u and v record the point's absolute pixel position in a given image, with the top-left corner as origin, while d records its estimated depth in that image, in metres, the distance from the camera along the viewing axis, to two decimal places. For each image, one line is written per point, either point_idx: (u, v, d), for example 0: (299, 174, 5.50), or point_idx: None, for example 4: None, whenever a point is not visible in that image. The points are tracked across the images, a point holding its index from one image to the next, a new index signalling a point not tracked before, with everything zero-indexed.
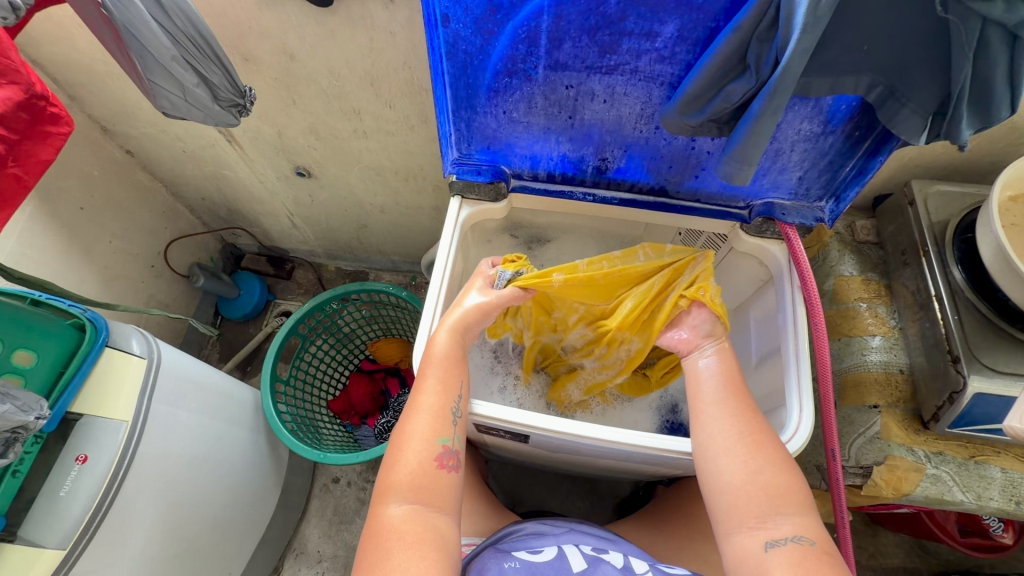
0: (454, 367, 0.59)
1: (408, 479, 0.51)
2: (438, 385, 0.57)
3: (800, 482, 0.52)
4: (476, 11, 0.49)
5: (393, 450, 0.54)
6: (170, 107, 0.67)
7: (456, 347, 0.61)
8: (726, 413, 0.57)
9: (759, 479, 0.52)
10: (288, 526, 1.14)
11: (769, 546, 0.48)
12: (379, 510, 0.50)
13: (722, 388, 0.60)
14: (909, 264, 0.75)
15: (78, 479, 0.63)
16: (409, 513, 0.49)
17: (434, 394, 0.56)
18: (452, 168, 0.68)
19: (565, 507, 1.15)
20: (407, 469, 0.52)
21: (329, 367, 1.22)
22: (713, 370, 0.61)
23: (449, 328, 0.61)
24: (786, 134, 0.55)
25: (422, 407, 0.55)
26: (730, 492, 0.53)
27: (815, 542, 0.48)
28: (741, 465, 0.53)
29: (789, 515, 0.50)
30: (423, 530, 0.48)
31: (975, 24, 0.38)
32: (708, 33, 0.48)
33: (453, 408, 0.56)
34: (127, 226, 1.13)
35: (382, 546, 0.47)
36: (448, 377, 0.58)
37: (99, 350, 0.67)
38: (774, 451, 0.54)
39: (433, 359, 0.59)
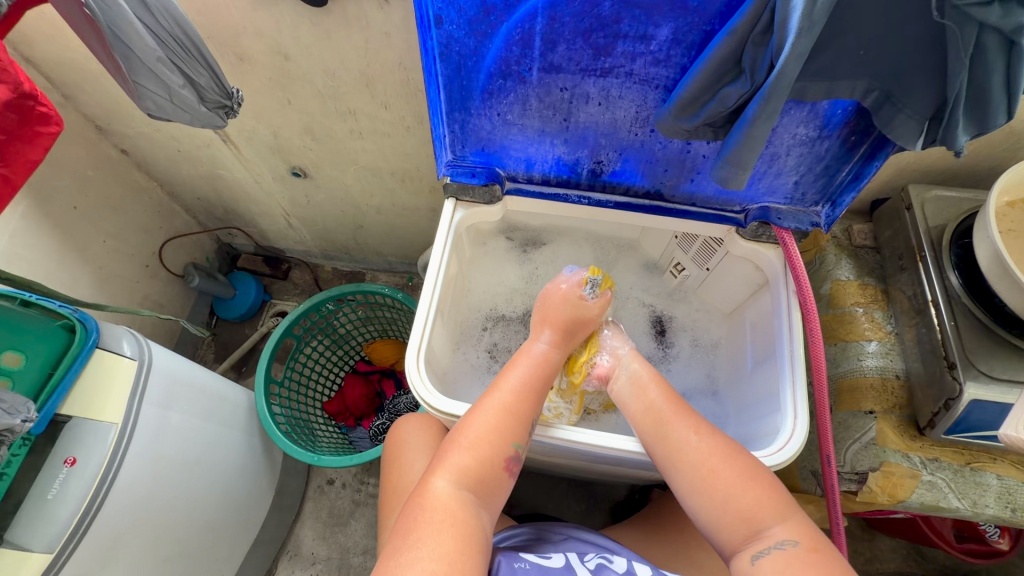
0: (546, 373, 0.62)
1: (466, 466, 0.54)
2: (523, 381, 0.60)
3: (772, 488, 0.53)
4: (469, 12, 0.49)
5: (457, 432, 0.57)
6: (155, 107, 0.67)
7: (554, 356, 0.64)
8: (677, 436, 0.58)
9: (731, 502, 0.53)
10: (282, 528, 1.13)
11: (754, 559, 0.50)
12: (428, 483, 0.53)
13: (670, 408, 0.60)
14: (906, 269, 0.75)
15: (66, 481, 0.62)
16: (458, 497, 0.52)
17: (516, 382, 0.60)
18: (446, 170, 0.68)
19: (560, 511, 1.14)
20: (464, 452, 0.55)
21: (324, 368, 1.22)
22: (661, 397, 0.61)
23: (550, 337, 0.65)
24: (781, 139, 0.54)
25: (501, 391, 0.59)
26: (710, 519, 0.54)
27: (799, 542, 0.49)
28: (709, 493, 0.54)
29: (773, 525, 0.51)
30: (467, 519, 0.51)
31: (972, 28, 0.37)
32: (704, 36, 0.47)
33: (533, 416, 0.58)
34: (122, 226, 1.12)
35: (422, 519, 0.50)
36: (533, 381, 0.61)
37: (89, 352, 0.66)
38: (737, 463, 0.54)
39: (526, 355, 0.64)
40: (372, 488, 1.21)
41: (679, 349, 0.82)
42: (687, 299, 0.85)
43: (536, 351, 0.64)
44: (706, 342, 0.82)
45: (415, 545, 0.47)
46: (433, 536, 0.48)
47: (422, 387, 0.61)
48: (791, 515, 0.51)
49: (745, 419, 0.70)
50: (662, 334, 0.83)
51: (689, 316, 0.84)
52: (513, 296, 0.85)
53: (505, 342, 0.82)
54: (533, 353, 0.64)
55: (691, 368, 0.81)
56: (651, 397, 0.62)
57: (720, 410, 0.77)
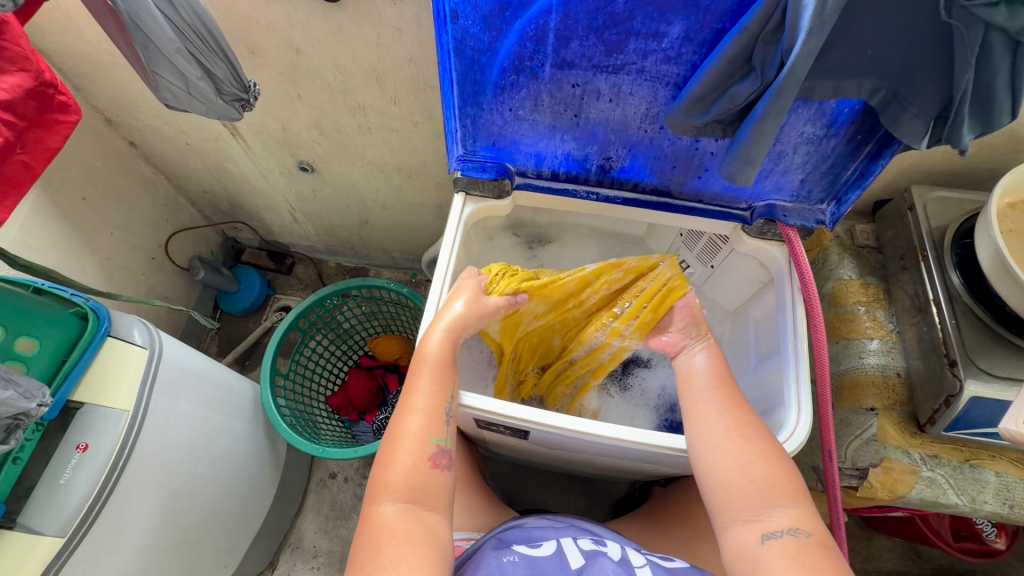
0: (447, 367, 0.60)
1: (403, 479, 0.52)
2: (434, 387, 0.58)
3: (791, 471, 0.54)
4: (485, 8, 0.50)
5: (386, 449, 0.55)
6: (172, 98, 0.68)
7: (450, 348, 0.61)
8: (715, 408, 0.58)
9: (751, 471, 0.53)
10: (284, 520, 1.14)
11: (764, 538, 0.50)
12: (373, 507, 0.51)
13: (713, 382, 0.61)
14: (908, 269, 0.76)
15: (77, 467, 0.63)
16: (404, 514, 0.50)
17: (426, 393, 0.58)
18: (457, 164, 0.69)
19: (561, 506, 1.15)
20: (399, 465, 0.53)
21: (329, 362, 1.23)
22: (706, 366, 0.63)
23: (443, 329, 0.61)
24: (788, 136, 0.55)
25: (416, 407, 0.57)
26: (727, 484, 0.54)
27: (809, 533, 0.49)
28: (734, 456, 0.55)
29: (780, 506, 0.51)
30: (416, 530, 0.49)
31: (978, 29, 0.38)
32: (714, 35, 0.48)
33: (445, 409, 0.57)
34: (129, 217, 1.13)
35: (376, 544, 0.48)
36: (440, 378, 0.59)
37: (101, 340, 0.67)
38: (765, 441, 0.55)
39: (424, 359, 0.60)
40: None
41: None
42: None
43: (430, 350, 0.60)
44: None
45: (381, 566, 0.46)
46: (386, 556, 0.46)
47: None
48: (804, 502, 0.51)
49: None
50: None
51: None
52: None
53: None
54: (427, 354, 0.60)
55: None
56: (697, 369, 0.63)
57: None
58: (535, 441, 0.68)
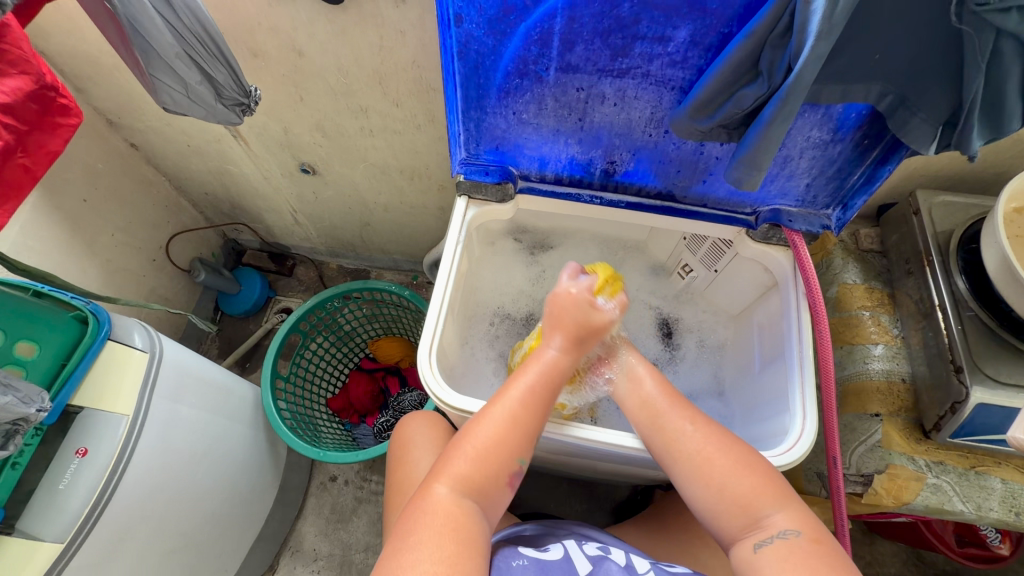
0: (556, 383, 0.59)
1: (467, 473, 0.53)
2: (532, 390, 0.57)
3: (768, 477, 0.53)
4: (490, 12, 0.49)
5: (460, 437, 0.56)
6: (172, 102, 0.68)
7: (566, 365, 0.60)
8: (672, 430, 0.58)
9: (729, 489, 0.53)
10: (284, 523, 1.13)
11: (757, 548, 0.51)
12: (431, 486, 0.53)
13: (667, 404, 0.60)
14: (913, 273, 0.75)
15: (77, 472, 0.63)
16: (458, 505, 0.52)
17: (520, 396, 0.57)
18: (460, 167, 0.68)
19: (562, 510, 1.15)
20: (466, 460, 0.54)
21: (330, 365, 1.22)
22: (656, 391, 0.61)
23: (563, 345, 0.60)
24: (794, 141, 0.55)
25: (505, 407, 0.56)
26: (713, 508, 0.54)
27: (801, 532, 0.50)
28: (705, 480, 0.55)
29: (772, 512, 0.51)
30: (468, 529, 0.51)
31: (989, 34, 0.38)
32: (721, 39, 0.48)
33: (537, 426, 0.56)
34: (130, 219, 1.12)
35: (423, 525, 0.50)
36: (542, 390, 0.58)
37: (101, 343, 0.67)
38: (733, 452, 0.55)
39: (540, 361, 0.59)
40: (374, 485, 1.21)
41: (685, 350, 0.84)
42: (694, 301, 0.86)
43: (546, 358, 0.60)
44: (712, 343, 0.83)
45: (414, 549, 0.47)
46: (432, 540, 0.48)
47: (433, 382, 0.61)
48: (789, 503, 0.52)
49: (752, 419, 0.71)
50: (669, 336, 0.84)
51: (696, 318, 0.85)
52: (520, 296, 0.86)
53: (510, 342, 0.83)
54: (545, 359, 0.59)
55: (697, 369, 0.82)
56: (650, 391, 0.62)
57: (725, 410, 0.78)
58: (539, 446, 0.67)
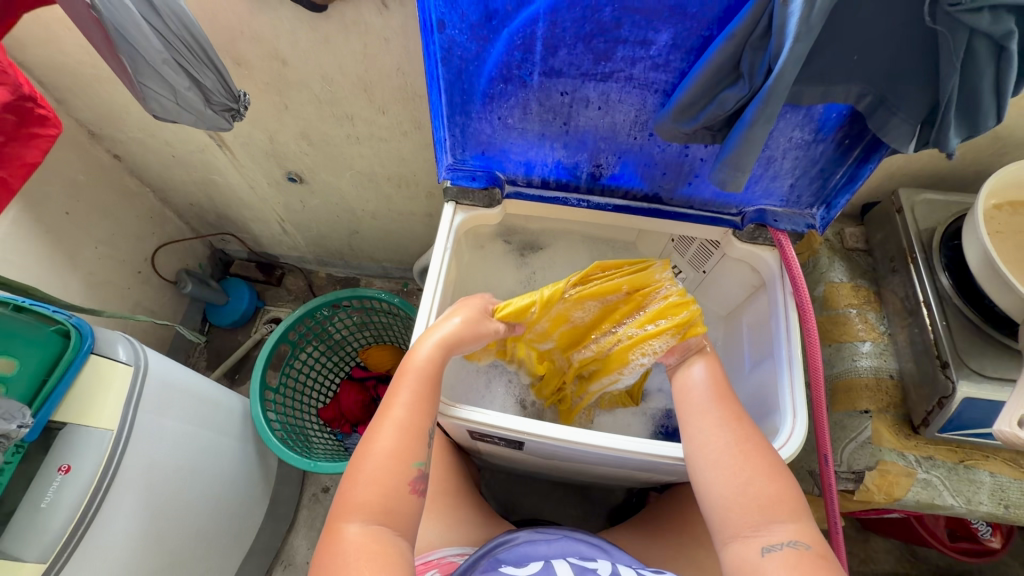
0: (433, 382, 0.58)
1: (373, 499, 0.51)
2: (414, 400, 0.56)
3: (791, 486, 0.53)
4: (472, 17, 0.49)
5: (356, 463, 0.53)
6: (160, 110, 0.67)
7: (439, 364, 0.59)
8: (714, 421, 0.58)
9: (753, 488, 0.53)
10: (276, 537, 1.11)
11: (765, 552, 0.50)
12: (338, 527, 0.50)
13: (712, 396, 0.60)
14: (898, 271, 0.76)
15: (60, 489, 0.61)
16: (371, 535, 0.49)
17: (405, 407, 0.56)
18: (446, 173, 0.68)
19: (557, 516, 1.14)
20: (368, 488, 0.51)
21: (320, 374, 1.21)
22: (705, 380, 0.62)
23: (433, 340, 0.60)
24: (777, 142, 0.55)
25: (395, 421, 0.55)
26: (726, 497, 0.53)
27: (810, 545, 0.49)
28: (734, 472, 0.54)
29: (784, 521, 0.51)
30: (384, 552, 0.48)
31: (962, 34, 0.38)
32: (702, 42, 0.48)
33: (427, 426, 0.56)
34: (114, 231, 1.11)
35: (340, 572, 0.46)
36: (425, 394, 0.57)
37: (83, 357, 0.66)
38: (767, 456, 0.55)
39: (410, 369, 0.58)
40: None
41: None
42: None
43: (418, 362, 0.58)
44: None
45: None
46: None
47: None
48: (804, 517, 0.51)
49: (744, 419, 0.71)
50: None
51: None
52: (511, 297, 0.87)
53: None
54: (416, 364, 0.58)
55: None
56: (696, 384, 0.62)
57: None
58: (532, 451, 0.67)
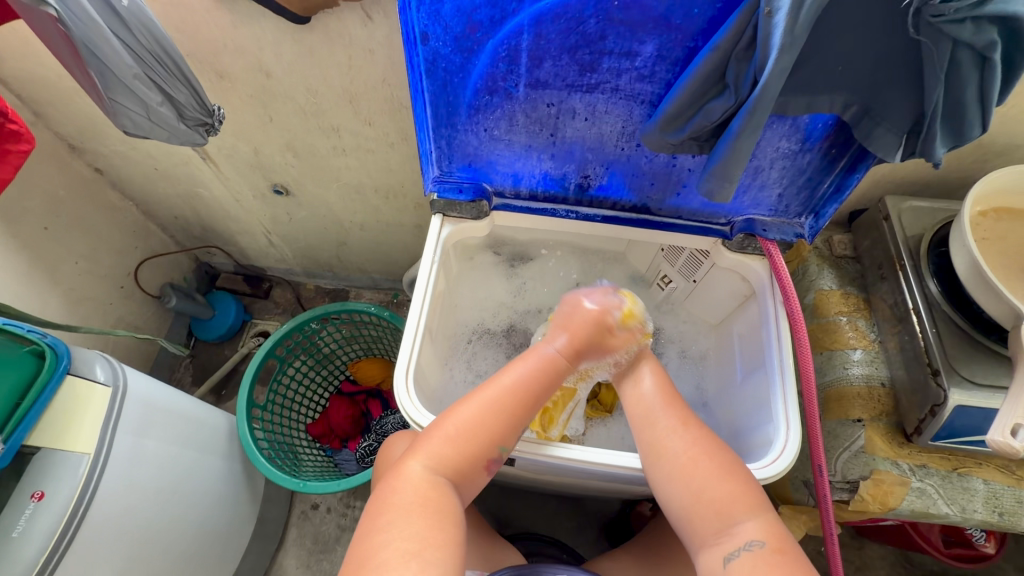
0: (549, 380, 0.59)
1: (446, 453, 0.54)
2: (521, 381, 0.58)
3: (748, 484, 0.53)
4: (455, 29, 0.49)
5: (443, 416, 0.56)
6: (132, 126, 0.65)
7: (563, 366, 0.61)
8: (662, 430, 0.58)
9: (706, 493, 0.53)
10: (263, 557, 1.09)
11: (727, 559, 0.49)
12: (406, 464, 0.54)
13: (661, 402, 0.60)
14: (886, 278, 0.76)
15: (32, 517, 0.59)
16: (431, 485, 0.52)
17: (513, 380, 0.58)
18: (433, 186, 0.67)
19: (552, 529, 1.12)
20: (445, 440, 0.54)
21: (308, 389, 1.19)
22: (654, 390, 0.61)
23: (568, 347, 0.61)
24: (764, 152, 0.55)
25: (492, 390, 0.57)
26: (683, 506, 0.54)
27: (766, 543, 0.49)
28: (685, 482, 0.54)
29: (741, 521, 0.51)
30: (439, 507, 0.51)
31: (946, 45, 0.38)
32: (687, 53, 0.48)
33: (528, 414, 0.57)
34: (95, 246, 1.08)
35: (395, 506, 0.50)
36: (536, 380, 0.59)
37: (59, 379, 0.63)
38: (716, 457, 0.54)
39: (534, 355, 0.61)
40: (358, 511, 1.17)
41: (668, 360, 0.83)
42: (675, 311, 0.85)
43: (545, 354, 0.61)
44: (694, 353, 0.83)
45: (387, 529, 0.48)
46: (402, 519, 0.49)
47: (410, 406, 0.59)
48: (763, 512, 0.51)
49: (737, 430, 0.70)
50: (651, 345, 0.84)
51: (677, 328, 0.84)
52: (500, 310, 0.86)
53: (490, 357, 0.82)
54: (542, 354, 0.61)
55: (680, 380, 0.82)
56: (646, 395, 0.61)
57: (711, 421, 0.77)
58: (523, 468, 0.65)
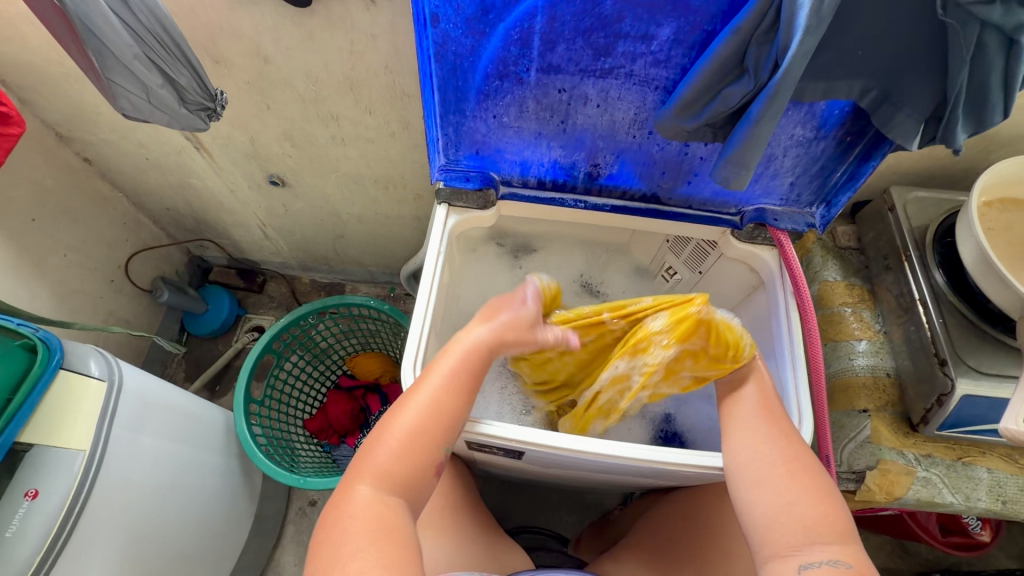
0: (477, 364, 0.56)
1: (391, 465, 0.51)
2: (453, 373, 0.55)
3: (839, 510, 0.50)
4: (467, 11, 0.47)
5: (381, 428, 0.53)
6: (130, 107, 0.63)
7: (493, 344, 0.57)
8: (761, 437, 0.56)
9: (796, 508, 0.50)
10: (261, 554, 1.07)
11: (803, 569, 0.48)
12: (351, 489, 0.50)
13: (762, 412, 0.58)
14: (892, 269, 0.76)
15: (26, 516, 0.57)
16: (382, 502, 0.49)
17: (442, 380, 0.55)
18: (439, 174, 0.66)
19: (552, 523, 1.12)
20: (388, 452, 0.52)
21: (306, 384, 1.17)
22: (755, 392, 0.60)
23: (485, 325, 0.58)
24: (779, 140, 0.54)
25: (426, 391, 0.54)
26: (766, 513, 0.52)
27: (851, 565, 0.47)
28: (780, 493, 0.52)
29: (828, 543, 0.48)
30: (394, 521, 0.48)
31: (973, 27, 0.38)
32: (704, 37, 0.47)
33: (460, 405, 0.55)
34: (83, 238, 1.05)
35: (346, 535, 0.47)
36: (466, 371, 0.56)
37: (52, 373, 0.61)
38: (815, 477, 0.52)
39: (457, 349, 0.57)
40: None
41: None
42: None
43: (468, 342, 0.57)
44: None
45: (344, 562, 0.45)
46: (359, 550, 0.46)
47: None
48: (849, 542, 0.48)
49: None
50: None
51: None
52: None
53: None
54: (465, 345, 0.57)
55: None
56: (745, 397, 0.60)
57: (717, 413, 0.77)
58: (531, 460, 0.64)
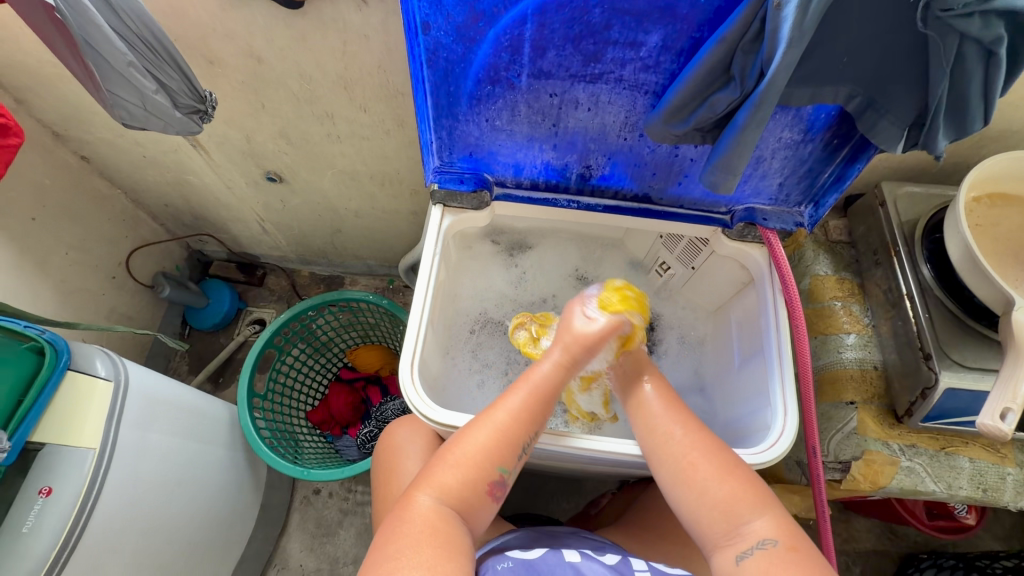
0: (545, 400, 0.58)
1: (453, 485, 0.53)
2: (521, 408, 0.56)
3: (750, 481, 0.53)
4: (457, 19, 0.48)
5: (447, 449, 0.55)
6: (127, 116, 0.64)
7: (556, 382, 0.59)
8: (664, 431, 0.58)
9: (712, 494, 0.53)
10: (267, 542, 1.10)
11: (739, 558, 0.50)
12: (412, 498, 0.52)
13: (662, 405, 0.60)
14: (881, 264, 0.78)
15: (42, 512, 0.59)
16: (439, 515, 0.51)
17: (510, 412, 0.56)
18: (434, 176, 0.67)
19: (550, 508, 1.15)
20: (451, 470, 0.53)
21: (308, 376, 1.19)
22: (654, 394, 0.61)
23: (553, 361, 0.60)
24: (767, 142, 0.55)
25: (493, 422, 0.55)
26: (691, 506, 0.54)
27: (778, 541, 0.49)
28: (692, 484, 0.54)
29: (752, 521, 0.51)
30: (447, 536, 0.50)
31: (953, 38, 0.38)
32: (692, 43, 0.47)
33: (524, 438, 0.56)
34: (84, 236, 1.06)
35: (404, 537, 0.49)
36: (533, 405, 0.57)
37: (60, 375, 0.64)
38: (718, 458, 0.55)
39: (527, 380, 0.59)
40: (359, 495, 1.19)
41: (667, 347, 0.84)
42: (673, 297, 0.86)
43: (536, 373, 0.59)
44: (693, 339, 0.84)
45: (399, 558, 0.47)
46: (415, 549, 0.48)
47: (416, 398, 0.60)
48: (770, 508, 0.51)
49: (734, 415, 0.72)
50: (651, 332, 0.85)
51: (676, 314, 0.85)
52: (503, 301, 0.86)
53: (492, 347, 0.84)
54: (535, 376, 0.59)
55: (679, 365, 0.83)
56: (643, 400, 0.61)
57: (709, 405, 0.79)
58: (526, 454, 0.66)
